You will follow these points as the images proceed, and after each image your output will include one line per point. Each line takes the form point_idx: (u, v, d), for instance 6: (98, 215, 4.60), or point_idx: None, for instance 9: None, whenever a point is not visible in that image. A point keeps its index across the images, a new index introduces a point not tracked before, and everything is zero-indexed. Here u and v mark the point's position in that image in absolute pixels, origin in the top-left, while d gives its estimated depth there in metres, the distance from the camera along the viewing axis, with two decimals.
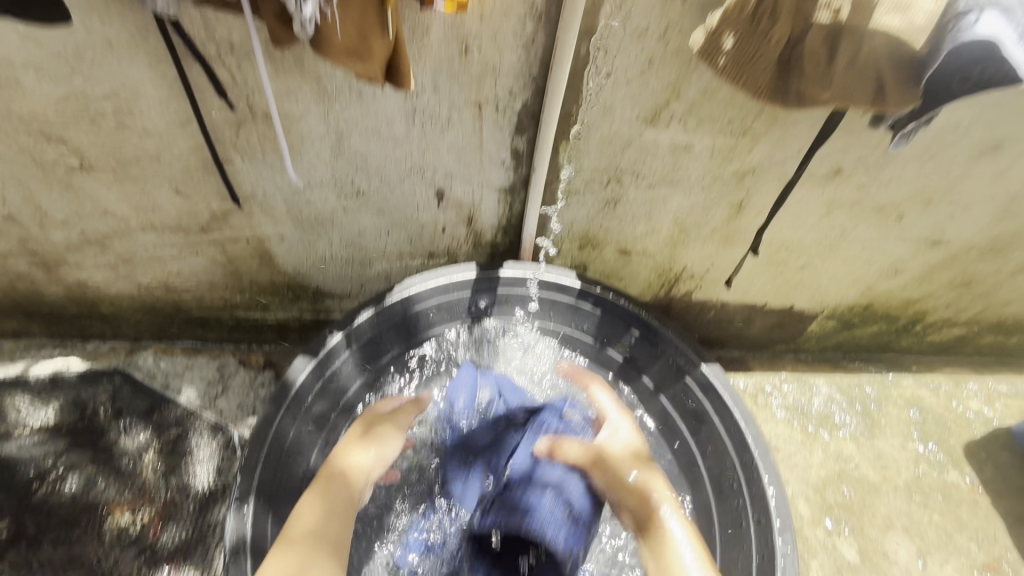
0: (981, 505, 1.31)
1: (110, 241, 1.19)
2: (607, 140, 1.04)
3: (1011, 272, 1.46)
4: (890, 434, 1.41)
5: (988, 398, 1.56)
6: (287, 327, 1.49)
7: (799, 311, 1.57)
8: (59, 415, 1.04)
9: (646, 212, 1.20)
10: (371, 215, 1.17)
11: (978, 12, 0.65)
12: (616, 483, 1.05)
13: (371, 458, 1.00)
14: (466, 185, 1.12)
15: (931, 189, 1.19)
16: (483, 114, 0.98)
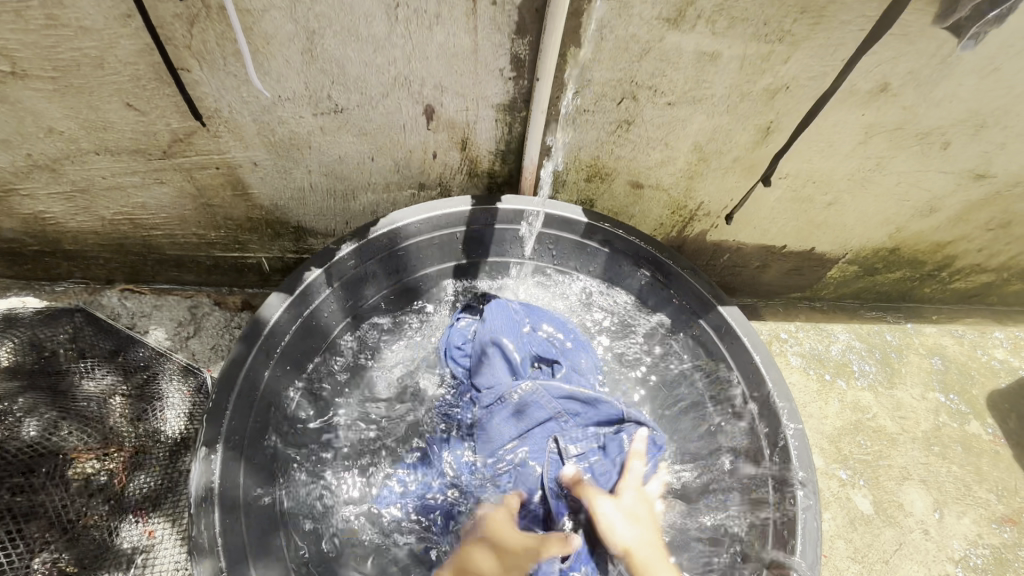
0: (1002, 456, 1.25)
1: (61, 166, 1.06)
2: (622, 44, 0.90)
3: None
4: (910, 383, 1.34)
5: (1013, 347, 1.48)
6: (270, 267, 1.38)
7: (820, 255, 1.46)
8: (13, 356, 0.92)
9: (662, 136, 1.07)
10: (353, 138, 1.04)
11: None
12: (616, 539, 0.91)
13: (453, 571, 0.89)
14: (459, 101, 0.98)
15: (986, 111, 1.05)
16: (478, 9, 0.83)
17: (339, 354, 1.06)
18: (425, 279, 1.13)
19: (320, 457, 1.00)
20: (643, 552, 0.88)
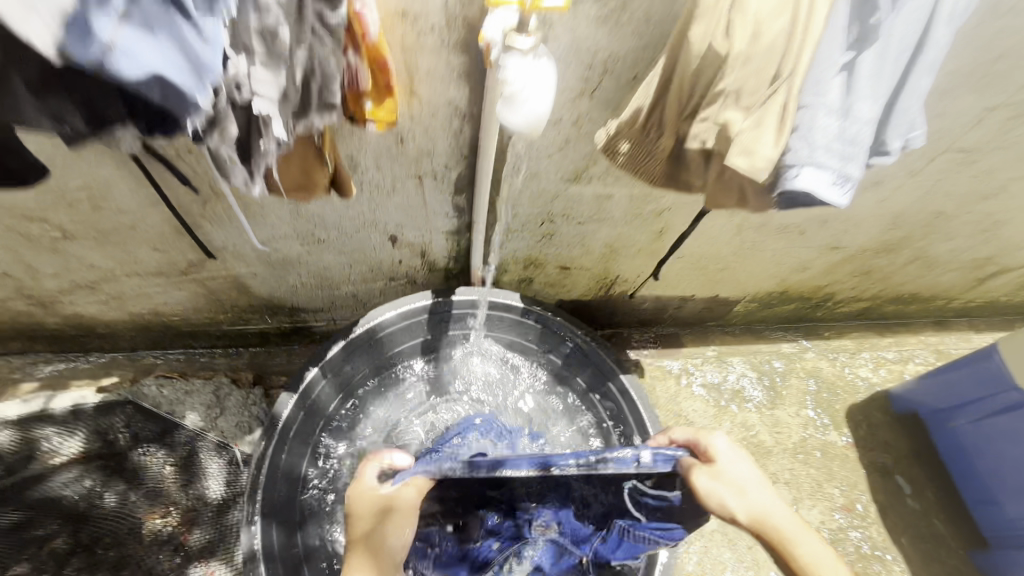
0: (850, 458, 1.65)
1: (97, 284, 1.32)
2: (537, 193, 1.17)
3: (903, 263, 1.67)
4: (788, 403, 1.72)
5: (875, 365, 1.86)
6: (269, 332, 1.66)
7: (724, 299, 1.79)
8: (86, 444, 1.26)
9: (578, 240, 1.36)
10: (333, 255, 1.31)
11: (799, 167, 0.76)
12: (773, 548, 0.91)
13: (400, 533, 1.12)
14: (415, 230, 1.25)
15: (826, 213, 1.36)
16: (424, 182, 1.09)
17: (337, 425, 1.36)
18: (398, 355, 1.43)
19: (322, 509, 1.31)
20: (778, 522, 0.91)
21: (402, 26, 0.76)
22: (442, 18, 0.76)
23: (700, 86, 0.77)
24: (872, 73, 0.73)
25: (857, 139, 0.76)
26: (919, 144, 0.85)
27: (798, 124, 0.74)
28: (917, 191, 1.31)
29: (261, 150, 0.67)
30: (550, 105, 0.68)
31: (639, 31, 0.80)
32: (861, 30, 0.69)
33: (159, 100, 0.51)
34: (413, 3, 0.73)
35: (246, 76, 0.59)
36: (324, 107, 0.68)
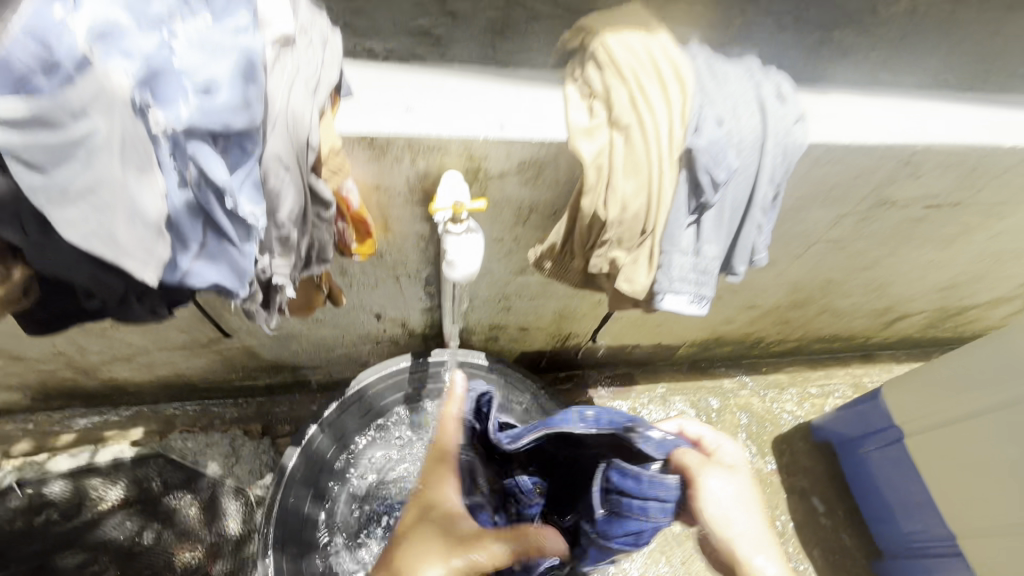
0: (774, 483, 1.93)
1: (133, 356, 1.58)
2: (492, 281, 1.45)
3: (815, 313, 1.96)
4: (722, 436, 2.00)
5: (799, 399, 2.16)
6: (276, 384, 1.88)
7: (667, 346, 2.08)
8: (129, 491, 1.62)
9: (532, 309, 1.65)
10: (329, 329, 1.59)
11: (663, 293, 1.04)
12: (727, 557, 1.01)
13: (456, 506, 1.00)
14: (396, 309, 1.53)
15: (735, 285, 1.65)
16: (400, 280, 1.37)
17: (333, 469, 1.61)
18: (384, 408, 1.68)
19: (326, 545, 1.57)
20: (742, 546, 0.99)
21: (376, 193, 1.05)
22: (405, 187, 1.04)
23: (593, 232, 1.06)
24: (712, 226, 1.03)
25: (706, 270, 1.05)
26: (760, 264, 1.15)
27: (662, 263, 1.03)
28: (805, 266, 1.60)
29: (277, 301, 0.94)
30: (480, 263, 0.99)
31: (552, 186, 1.09)
32: (699, 201, 0.99)
33: (216, 289, 0.80)
34: (383, 181, 1.02)
35: (268, 267, 0.86)
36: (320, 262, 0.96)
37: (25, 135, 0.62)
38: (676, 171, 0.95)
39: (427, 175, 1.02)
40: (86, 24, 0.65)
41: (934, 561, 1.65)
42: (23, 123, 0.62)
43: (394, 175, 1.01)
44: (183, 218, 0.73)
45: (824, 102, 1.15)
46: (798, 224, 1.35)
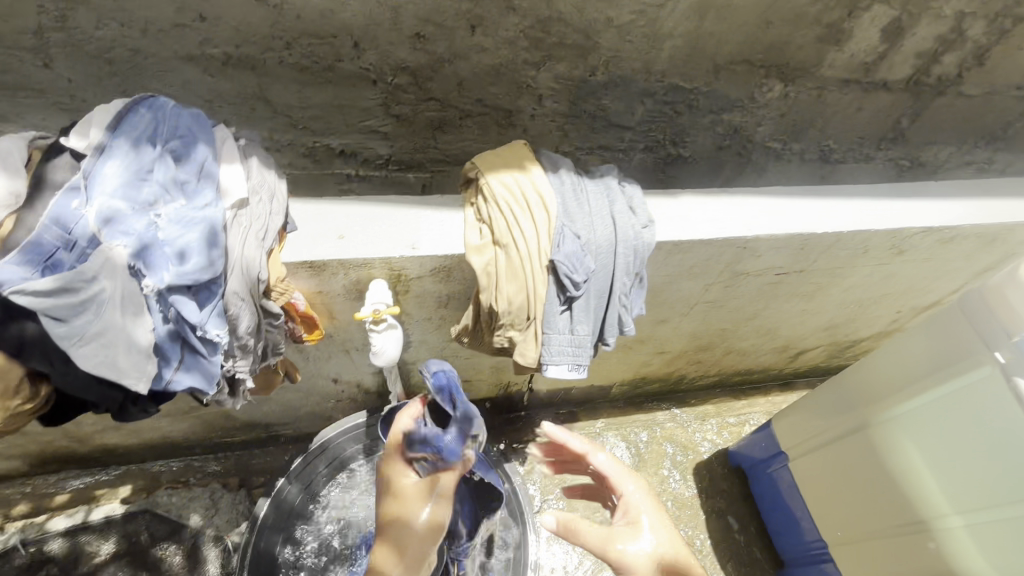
0: (695, 506, 2.20)
1: (123, 425, 1.82)
2: (430, 348, 1.73)
3: (723, 353, 2.26)
4: (649, 465, 2.27)
5: (720, 429, 2.44)
6: (252, 438, 2.12)
7: (599, 387, 2.36)
8: (121, 544, 1.88)
9: (469, 366, 1.92)
10: (294, 393, 1.84)
11: (547, 363, 1.33)
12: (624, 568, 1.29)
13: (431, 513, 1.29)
14: (351, 374, 1.80)
15: (640, 338, 1.94)
16: (350, 353, 1.64)
17: (301, 515, 1.86)
18: (344, 457, 1.93)
19: None
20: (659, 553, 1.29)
21: (321, 296, 1.33)
22: (344, 291, 1.33)
23: (492, 318, 1.35)
24: (583, 310, 1.32)
25: (581, 343, 1.34)
26: (632, 333, 1.42)
27: (545, 341, 1.31)
28: (696, 319, 1.90)
29: (241, 388, 1.20)
30: (402, 349, 1.29)
31: (462, 282, 1.39)
32: (568, 294, 1.29)
33: (191, 389, 1.06)
34: (325, 288, 1.30)
35: (231, 367, 1.13)
36: (274, 353, 1.23)
37: (55, 299, 0.89)
38: (546, 274, 1.26)
39: (360, 282, 1.31)
40: (95, 211, 0.96)
41: (827, 566, 1.86)
42: (50, 292, 0.89)
43: (333, 284, 1.30)
44: (166, 342, 1.02)
45: (673, 206, 1.48)
46: (675, 293, 1.66)
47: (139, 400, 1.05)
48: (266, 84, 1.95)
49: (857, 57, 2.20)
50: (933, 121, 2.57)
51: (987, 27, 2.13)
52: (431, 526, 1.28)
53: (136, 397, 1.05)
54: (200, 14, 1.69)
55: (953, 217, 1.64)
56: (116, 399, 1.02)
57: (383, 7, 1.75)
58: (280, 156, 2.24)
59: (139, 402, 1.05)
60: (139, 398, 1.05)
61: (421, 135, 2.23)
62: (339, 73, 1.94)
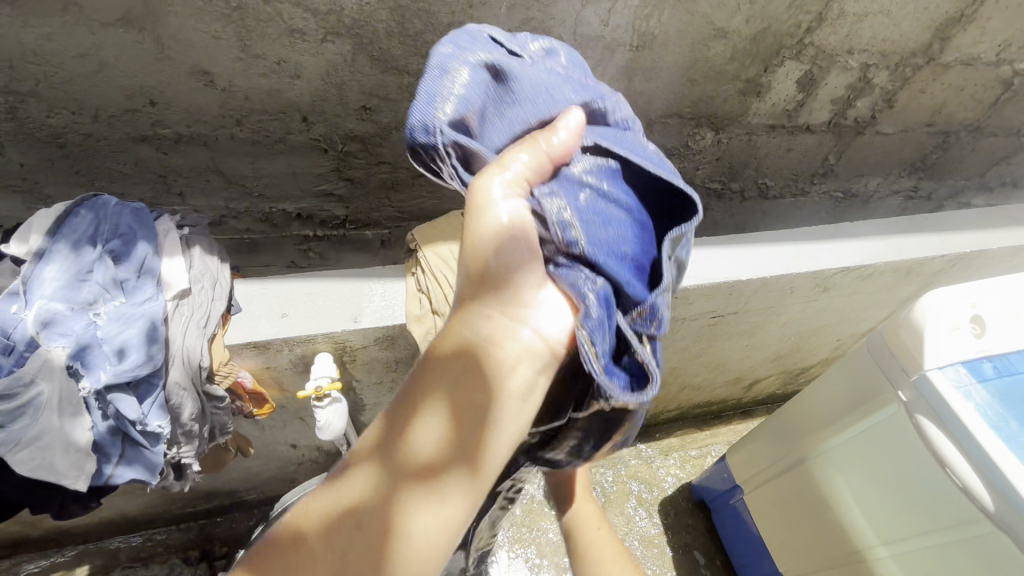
0: (661, 543, 2.23)
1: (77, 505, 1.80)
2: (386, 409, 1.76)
3: (678, 388, 2.34)
4: (615, 504, 2.31)
5: (682, 462, 2.50)
6: (214, 508, 2.10)
7: None
8: None
9: None
10: (253, 460, 1.85)
11: None
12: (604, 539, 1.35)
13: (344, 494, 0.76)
14: (310, 438, 1.81)
15: None
16: (305, 420, 1.66)
17: None
18: None
19: None
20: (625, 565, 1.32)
21: (269, 372, 1.37)
22: (290, 365, 1.37)
23: None
24: None
25: None
26: None
27: None
28: None
29: (188, 472, 1.22)
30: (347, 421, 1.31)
31: (408, 348, 1.45)
32: None
33: (134, 479, 1.09)
34: (272, 364, 1.35)
35: (176, 453, 1.14)
36: (221, 432, 1.25)
37: None
38: None
39: (306, 356, 1.36)
40: (34, 314, 0.99)
41: None
42: None
43: (279, 360, 1.34)
44: (105, 438, 1.04)
45: None
46: None
47: (80, 497, 1.07)
48: (220, 156, 2.02)
49: (778, 105, 2.37)
50: (857, 157, 2.76)
51: (890, 75, 2.33)
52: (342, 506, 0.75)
53: (76, 494, 1.07)
54: (150, 99, 1.76)
55: (867, 255, 1.77)
56: (56, 498, 1.05)
57: (328, 84, 1.85)
58: (238, 222, 2.29)
59: (80, 498, 1.07)
60: (79, 495, 1.07)
61: (375, 195, 2.31)
62: (290, 144, 2.02)
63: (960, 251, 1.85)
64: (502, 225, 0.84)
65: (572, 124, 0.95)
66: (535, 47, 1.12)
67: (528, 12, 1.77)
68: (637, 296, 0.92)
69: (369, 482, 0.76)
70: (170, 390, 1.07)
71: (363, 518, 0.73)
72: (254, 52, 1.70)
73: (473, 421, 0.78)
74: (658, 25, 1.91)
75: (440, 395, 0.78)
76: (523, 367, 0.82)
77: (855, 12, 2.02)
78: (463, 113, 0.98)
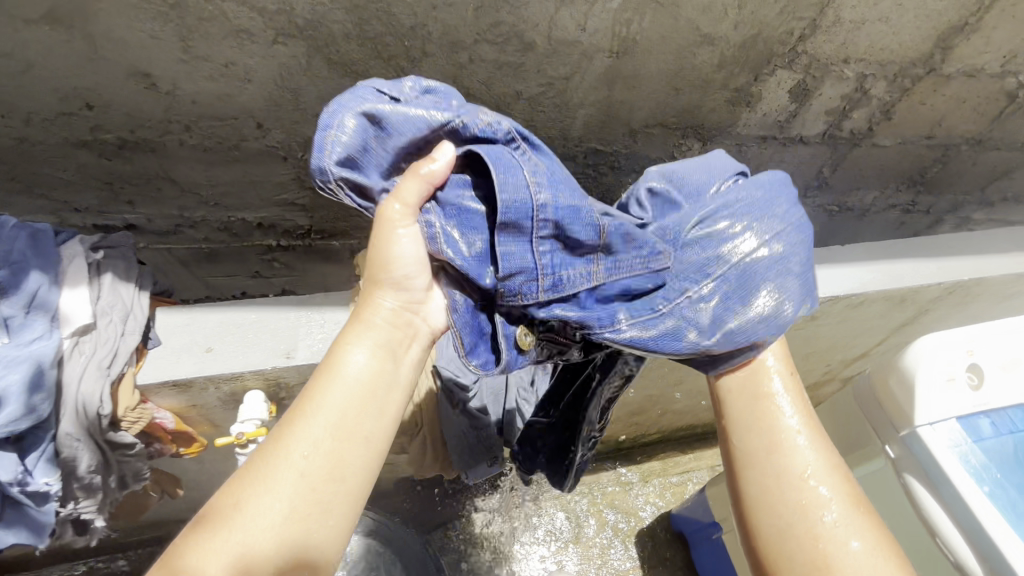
0: None
1: None
2: None
3: (658, 414, 2.21)
4: (589, 536, 2.19)
5: (661, 490, 2.38)
6: (161, 537, 1.97)
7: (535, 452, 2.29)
8: None
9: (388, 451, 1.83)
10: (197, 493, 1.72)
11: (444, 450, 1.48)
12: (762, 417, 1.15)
13: (300, 448, 0.91)
14: None
15: None
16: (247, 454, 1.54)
17: None
18: None
19: None
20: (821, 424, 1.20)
21: (195, 410, 1.25)
22: (219, 403, 1.25)
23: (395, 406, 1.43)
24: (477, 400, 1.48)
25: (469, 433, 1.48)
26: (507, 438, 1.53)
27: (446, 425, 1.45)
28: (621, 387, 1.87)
29: (93, 525, 1.13)
30: None
31: None
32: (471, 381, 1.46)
33: (22, 537, 1.01)
34: (198, 402, 1.22)
35: (74, 508, 1.06)
36: (136, 482, 1.16)
37: None
38: None
39: (235, 393, 1.24)
40: None
41: None
42: None
43: (206, 398, 1.22)
44: None
45: None
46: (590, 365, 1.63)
47: None
48: (170, 163, 1.88)
49: (770, 116, 2.24)
50: (853, 170, 2.63)
51: (888, 85, 2.21)
52: (302, 455, 0.90)
53: None
54: (87, 102, 1.62)
55: (856, 283, 1.65)
56: None
57: (282, 88, 1.71)
58: (195, 231, 2.16)
59: None
60: None
61: (341, 205, 2.18)
62: (245, 151, 1.89)
63: (958, 279, 1.73)
64: (399, 249, 1.01)
65: (442, 157, 1.01)
66: (410, 82, 1.05)
67: (498, 14, 1.63)
68: (504, 284, 1.03)
69: (318, 457, 0.91)
70: (63, 445, 0.99)
71: (322, 454, 0.91)
72: (198, 54, 1.56)
73: (384, 402, 0.97)
74: (640, 30, 1.77)
75: (356, 377, 0.97)
76: (414, 342, 1.05)
77: (852, 18, 1.89)
78: (350, 158, 1.00)
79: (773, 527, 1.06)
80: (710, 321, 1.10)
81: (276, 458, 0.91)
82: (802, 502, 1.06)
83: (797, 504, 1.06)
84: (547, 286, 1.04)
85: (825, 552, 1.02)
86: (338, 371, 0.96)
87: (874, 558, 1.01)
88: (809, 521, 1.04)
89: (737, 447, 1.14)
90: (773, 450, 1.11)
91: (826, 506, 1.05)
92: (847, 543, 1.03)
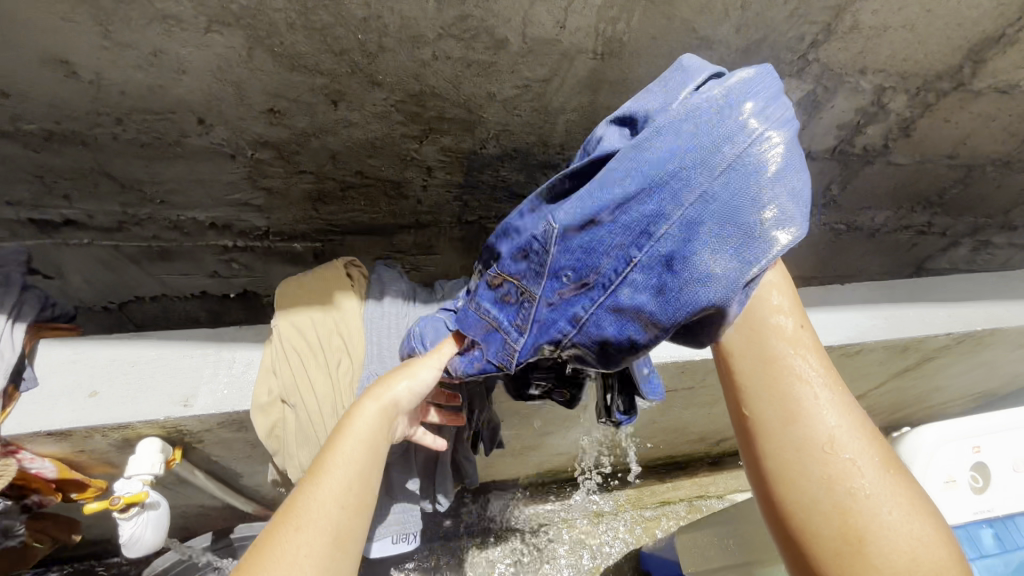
0: None
1: None
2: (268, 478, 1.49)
3: (631, 447, 2.06)
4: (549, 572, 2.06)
5: (632, 524, 2.24)
6: (96, 555, 1.87)
7: (498, 478, 2.16)
8: None
9: None
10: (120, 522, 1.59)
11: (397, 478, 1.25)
12: (765, 380, 0.81)
13: (327, 494, 0.80)
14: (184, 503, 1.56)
15: (527, 442, 1.75)
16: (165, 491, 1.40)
17: None
18: None
19: None
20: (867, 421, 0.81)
21: (84, 456, 1.11)
22: (113, 448, 1.11)
23: None
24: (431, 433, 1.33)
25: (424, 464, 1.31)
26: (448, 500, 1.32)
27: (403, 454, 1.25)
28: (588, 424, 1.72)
29: None
30: (165, 533, 1.06)
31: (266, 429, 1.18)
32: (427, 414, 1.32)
33: None
34: (85, 449, 1.09)
35: None
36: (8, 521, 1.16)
37: None
38: None
39: (129, 439, 1.09)
40: None
41: None
42: None
43: (94, 444, 1.08)
44: None
45: None
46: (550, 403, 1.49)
47: None
48: (105, 158, 1.72)
49: None
50: (864, 188, 2.42)
51: (909, 100, 1.98)
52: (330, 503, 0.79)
53: None
54: (0, 90, 1.45)
55: (852, 331, 1.47)
56: None
57: (222, 82, 1.53)
58: (142, 229, 2.01)
59: None
60: None
61: (299, 206, 2.02)
62: (188, 148, 1.72)
63: (970, 330, 1.54)
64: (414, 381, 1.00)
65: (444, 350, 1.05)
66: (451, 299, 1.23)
67: (463, 7, 1.43)
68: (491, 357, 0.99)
69: (336, 497, 0.81)
70: None
71: (340, 500, 0.80)
72: (121, 41, 1.38)
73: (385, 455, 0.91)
74: (628, 31, 1.56)
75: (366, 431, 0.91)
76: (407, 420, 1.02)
77: (873, 25, 1.67)
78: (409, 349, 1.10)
79: (795, 509, 0.75)
80: (679, 305, 0.80)
81: (303, 508, 0.78)
82: (832, 477, 0.74)
83: (824, 482, 0.74)
84: (511, 336, 0.96)
85: (863, 537, 0.71)
86: (355, 425, 0.88)
87: (924, 539, 0.72)
88: (841, 501, 0.73)
89: (748, 415, 0.81)
90: (796, 420, 0.78)
91: (866, 480, 0.74)
92: (906, 532, 0.71)
